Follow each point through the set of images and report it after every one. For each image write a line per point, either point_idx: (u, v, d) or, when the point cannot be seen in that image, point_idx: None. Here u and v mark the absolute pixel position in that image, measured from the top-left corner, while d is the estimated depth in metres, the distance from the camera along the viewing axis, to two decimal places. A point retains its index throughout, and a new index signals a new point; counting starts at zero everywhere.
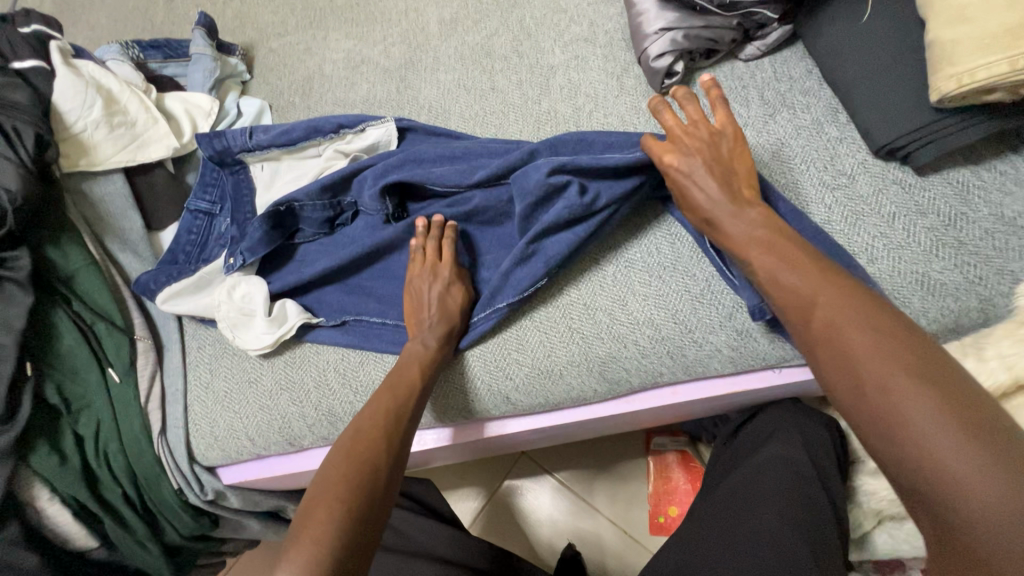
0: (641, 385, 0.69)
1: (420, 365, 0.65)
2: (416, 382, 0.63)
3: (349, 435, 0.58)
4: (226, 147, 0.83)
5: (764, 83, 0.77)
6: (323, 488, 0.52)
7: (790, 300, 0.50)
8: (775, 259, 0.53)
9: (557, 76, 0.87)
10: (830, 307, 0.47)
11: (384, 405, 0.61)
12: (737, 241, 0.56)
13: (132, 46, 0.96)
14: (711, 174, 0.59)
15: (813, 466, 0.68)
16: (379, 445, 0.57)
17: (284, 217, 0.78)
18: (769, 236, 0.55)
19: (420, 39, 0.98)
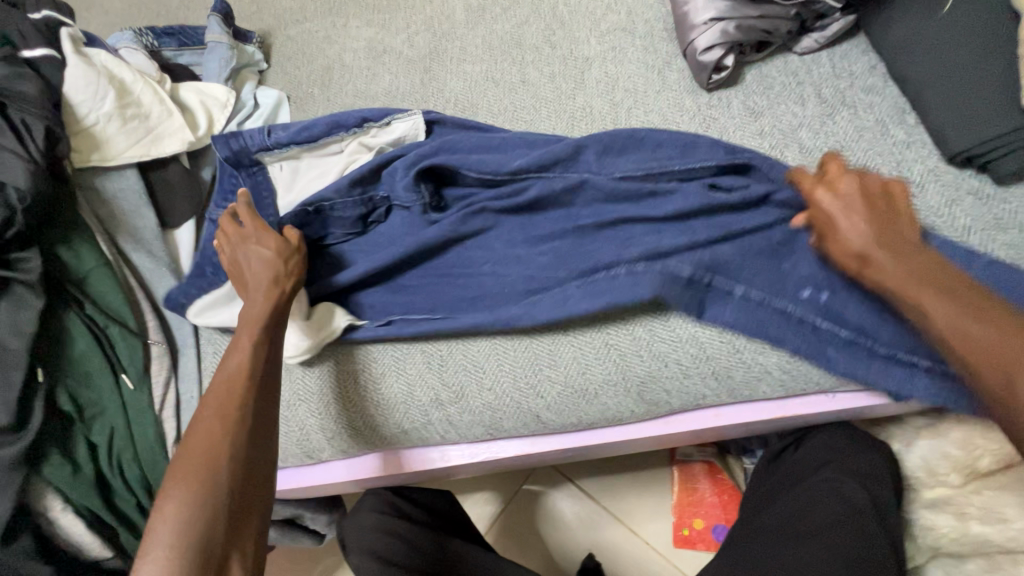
0: (682, 407, 0.65)
1: (250, 328, 0.60)
2: (261, 341, 0.60)
3: (196, 422, 0.54)
4: (244, 147, 0.78)
5: (821, 79, 0.71)
6: (172, 479, 0.50)
7: (988, 348, 0.47)
8: (950, 302, 0.50)
9: (593, 69, 0.81)
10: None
11: (224, 377, 0.57)
12: (900, 282, 0.53)
13: (145, 33, 0.92)
14: (871, 215, 0.56)
15: (869, 498, 0.63)
16: (221, 425, 0.53)
17: (312, 218, 0.73)
18: (940, 281, 0.52)
19: (445, 28, 0.93)
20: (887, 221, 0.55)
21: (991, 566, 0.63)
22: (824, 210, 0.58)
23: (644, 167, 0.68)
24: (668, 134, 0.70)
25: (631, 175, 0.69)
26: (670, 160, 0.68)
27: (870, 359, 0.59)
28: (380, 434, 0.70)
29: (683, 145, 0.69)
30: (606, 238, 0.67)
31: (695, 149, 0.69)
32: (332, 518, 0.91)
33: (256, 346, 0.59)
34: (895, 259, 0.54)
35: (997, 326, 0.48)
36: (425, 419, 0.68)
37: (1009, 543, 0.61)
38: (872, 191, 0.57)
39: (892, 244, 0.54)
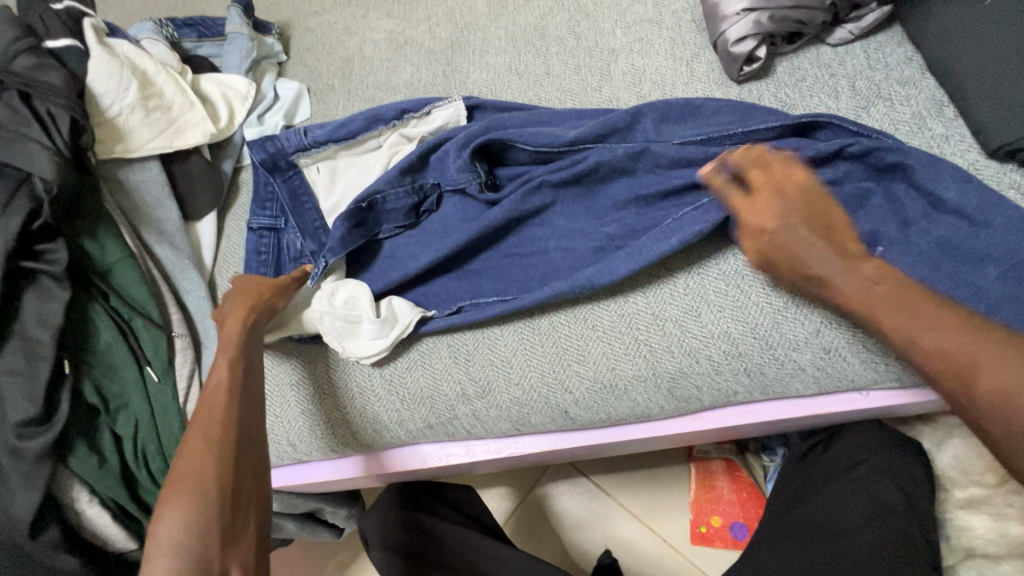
0: (712, 403, 0.64)
1: (226, 346, 0.59)
2: (236, 356, 0.59)
3: (183, 445, 0.52)
4: (279, 149, 0.78)
5: (856, 71, 0.70)
6: (167, 500, 0.49)
7: (942, 353, 0.49)
8: (904, 316, 0.51)
9: (619, 61, 0.80)
10: (987, 356, 0.48)
11: (208, 396, 0.56)
12: (858, 299, 0.53)
13: (165, 24, 0.92)
14: (812, 232, 0.54)
15: (902, 498, 0.62)
16: (211, 443, 0.52)
17: (366, 214, 0.72)
18: (891, 291, 0.52)
19: (467, 19, 0.92)
20: (835, 239, 0.54)
21: None
22: (764, 237, 0.55)
23: (703, 132, 0.67)
24: (724, 101, 0.70)
25: (689, 140, 0.68)
26: (730, 124, 0.68)
27: None
28: (405, 430, 0.69)
29: (742, 109, 0.69)
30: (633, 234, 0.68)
31: (754, 112, 0.68)
32: (351, 512, 0.91)
33: (233, 361, 0.58)
34: (850, 275, 0.53)
35: (945, 326, 0.50)
36: (451, 414, 0.68)
37: None
38: (816, 203, 0.54)
39: (848, 263, 0.54)
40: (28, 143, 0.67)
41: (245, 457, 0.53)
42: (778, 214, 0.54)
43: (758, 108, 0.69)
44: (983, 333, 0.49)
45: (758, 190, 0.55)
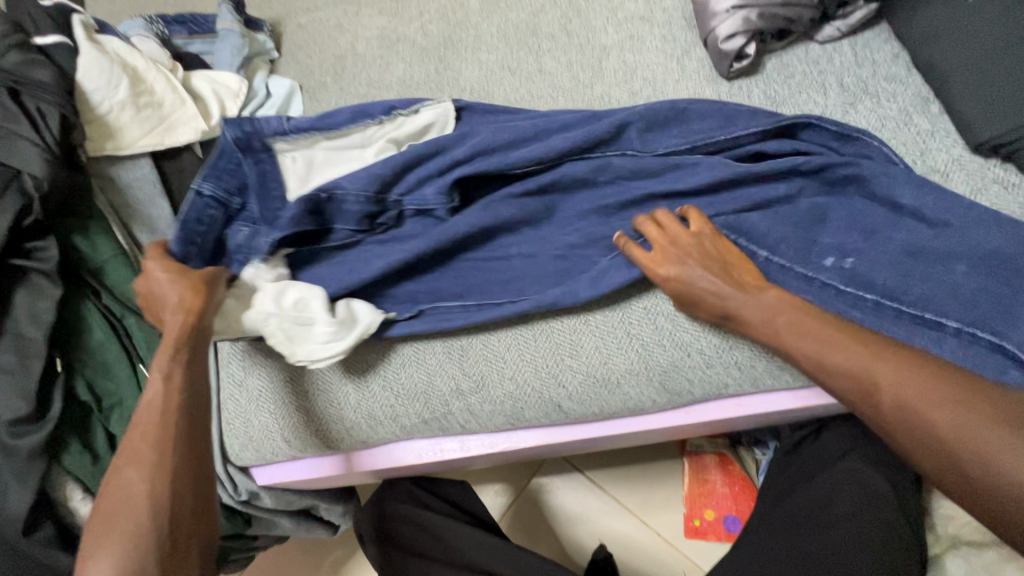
0: (704, 396, 0.65)
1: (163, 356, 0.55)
2: (167, 376, 0.54)
3: (110, 483, 0.51)
4: (256, 130, 0.69)
5: (843, 68, 0.71)
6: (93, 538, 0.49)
7: (846, 379, 0.54)
8: (811, 342, 0.55)
9: (610, 58, 0.81)
10: (886, 377, 0.52)
11: (144, 420, 0.53)
12: (766, 330, 0.57)
13: (155, 21, 0.91)
14: (709, 268, 0.59)
15: (890, 487, 0.63)
16: (137, 478, 0.50)
17: (322, 209, 0.67)
18: (794, 321, 0.56)
19: (459, 17, 0.92)
20: (727, 276, 0.59)
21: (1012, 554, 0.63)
22: (673, 281, 0.60)
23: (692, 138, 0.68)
24: (708, 106, 0.69)
25: (677, 148, 0.68)
26: (712, 129, 0.68)
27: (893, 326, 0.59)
28: (401, 425, 0.70)
29: (726, 113, 0.68)
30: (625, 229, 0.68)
31: (738, 116, 0.68)
32: (346, 509, 0.91)
33: (169, 379, 0.54)
34: (754, 311, 0.57)
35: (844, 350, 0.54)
36: (445, 409, 0.68)
37: None
38: (707, 247, 0.60)
39: (747, 293, 0.58)
40: (19, 140, 0.67)
41: (185, 491, 0.51)
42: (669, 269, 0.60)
43: (742, 112, 0.68)
44: (879, 355, 0.54)
45: (657, 248, 0.61)
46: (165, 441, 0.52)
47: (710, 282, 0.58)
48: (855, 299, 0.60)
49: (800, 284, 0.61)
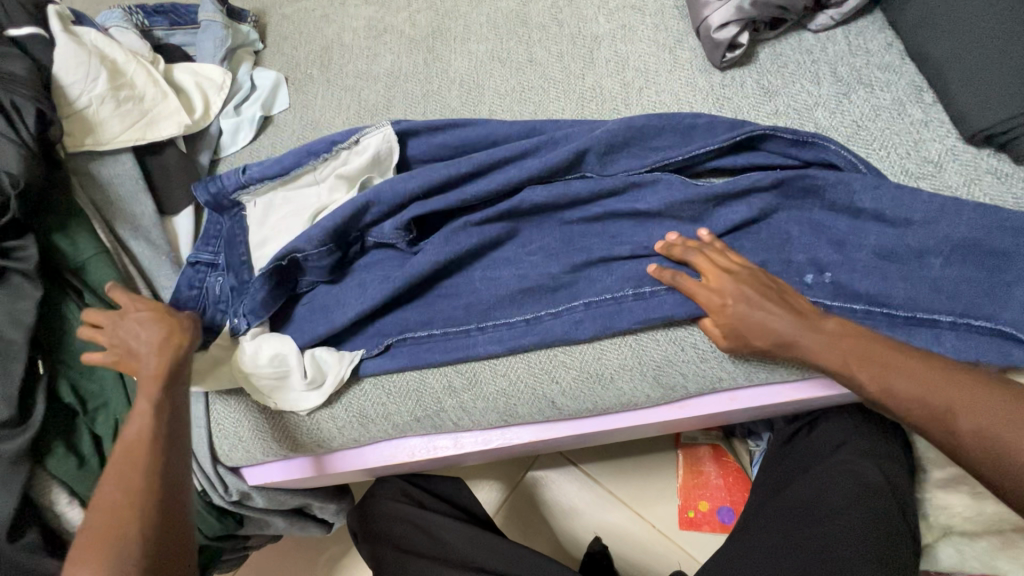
0: (698, 391, 0.64)
1: (155, 381, 0.57)
2: (159, 400, 0.57)
3: (91, 504, 0.52)
4: (221, 188, 0.76)
5: (837, 57, 0.70)
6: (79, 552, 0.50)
7: (919, 408, 0.52)
8: (878, 368, 0.53)
9: (601, 48, 0.80)
10: (963, 405, 0.51)
11: (125, 443, 0.55)
12: (830, 359, 0.55)
13: (135, 12, 0.89)
14: (767, 301, 0.57)
15: (883, 478, 0.63)
16: (122, 493, 0.52)
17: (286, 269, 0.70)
18: (857, 348, 0.54)
19: (448, 6, 0.90)
20: (785, 305, 0.57)
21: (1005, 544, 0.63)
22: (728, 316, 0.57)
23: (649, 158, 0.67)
24: (666, 119, 0.67)
25: (633, 172, 0.67)
26: (669, 148, 0.67)
27: (888, 318, 0.59)
28: (393, 423, 0.69)
29: (681, 129, 0.67)
30: (618, 222, 0.67)
31: (694, 132, 0.67)
32: (341, 507, 0.90)
33: (156, 407, 0.56)
34: (815, 337, 0.55)
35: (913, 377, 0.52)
36: (438, 407, 0.67)
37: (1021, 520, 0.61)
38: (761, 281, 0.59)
39: (806, 323, 0.56)
40: None
41: (165, 511, 0.53)
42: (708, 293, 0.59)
43: (699, 125, 0.67)
44: (949, 379, 0.52)
45: (709, 278, 0.59)
46: (150, 461, 0.53)
47: (771, 311, 0.56)
48: (843, 294, 0.60)
49: (793, 281, 0.61)
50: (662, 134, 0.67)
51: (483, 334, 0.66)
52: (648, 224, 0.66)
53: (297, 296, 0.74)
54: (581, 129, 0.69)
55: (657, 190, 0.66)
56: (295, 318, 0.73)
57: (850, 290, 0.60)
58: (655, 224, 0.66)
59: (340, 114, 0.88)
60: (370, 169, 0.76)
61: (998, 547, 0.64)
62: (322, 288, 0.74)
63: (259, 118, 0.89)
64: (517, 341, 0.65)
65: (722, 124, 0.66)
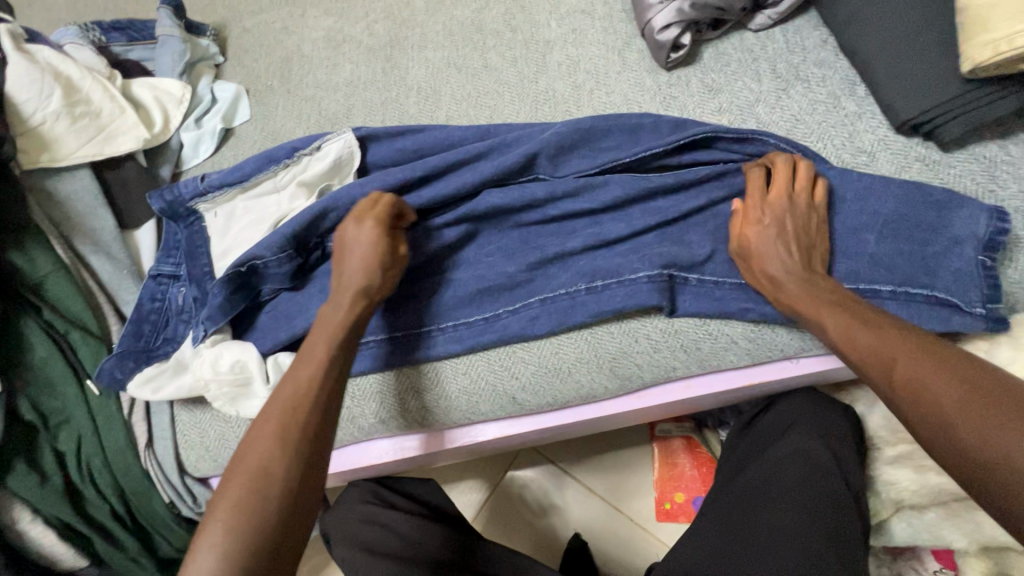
0: (653, 380, 0.66)
1: (330, 337, 0.57)
2: (321, 361, 0.55)
3: (245, 448, 0.50)
4: (177, 197, 0.76)
5: (776, 55, 0.73)
6: (216, 510, 0.47)
7: (869, 356, 0.51)
8: (848, 319, 0.54)
9: (553, 52, 0.82)
10: (909, 361, 0.49)
11: (292, 388, 0.53)
12: (804, 303, 0.57)
13: (91, 28, 0.89)
14: (795, 236, 0.60)
15: (833, 458, 0.66)
16: (274, 452, 0.49)
17: (247, 279, 0.71)
18: (837, 300, 0.56)
19: (405, 15, 0.92)
20: (804, 251, 0.60)
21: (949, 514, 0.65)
22: (758, 235, 0.61)
23: (597, 158, 0.69)
24: (613, 120, 0.69)
25: (584, 172, 0.69)
26: (618, 147, 0.69)
27: None
28: (359, 425, 0.69)
29: (630, 129, 0.69)
30: (572, 221, 0.69)
31: (640, 132, 0.69)
32: None
33: (329, 360, 0.56)
34: (801, 284, 0.58)
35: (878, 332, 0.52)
36: (402, 407, 0.68)
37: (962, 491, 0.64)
38: (808, 221, 0.61)
39: (807, 274, 0.58)
40: None
41: (307, 486, 0.49)
42: (773, 230, 0.60)
43: (645, 124, 0.69)
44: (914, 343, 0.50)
45: (773, 191, 0.62)
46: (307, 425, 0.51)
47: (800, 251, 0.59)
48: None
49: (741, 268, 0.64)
50: (609, 134, 0.69)
51: (443, 334, 0.67)
52: (599, 221, 0.68)
53: (262, 305, 0.76)
54: (532, 130, 0.71)
55: (608, 187, 0.68)
56: (259, 325, 0.74)
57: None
58: (606, 221, 0.68)
59: (300, 123, 0.89)
60: (331, 175, 0.76)
61: (945, 519, 0.66)
62: (286, 295, 0.75)
63: (220, 131, 0.90)
64: (476, 339, 0.66)
65: (666, 123, 0.69)
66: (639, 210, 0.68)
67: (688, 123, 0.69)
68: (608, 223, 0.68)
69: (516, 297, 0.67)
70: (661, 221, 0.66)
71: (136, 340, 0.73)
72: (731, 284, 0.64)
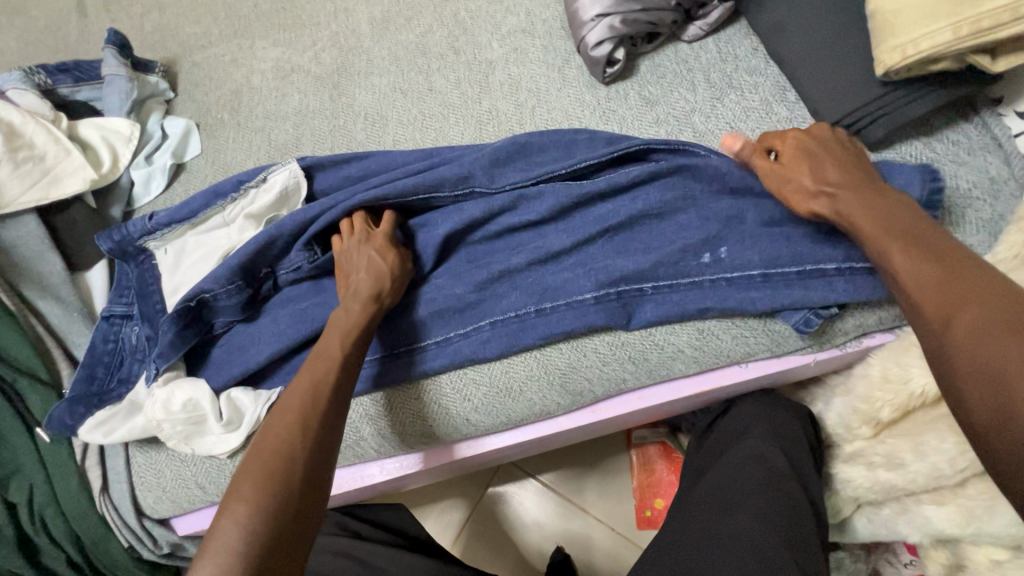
0: (605, 394, 0.67)
1: (343, 335, 0.60)
2: (336, 357, 0.58)
3: (264, 434, 0.52)
4: (126, 235, 0.75)
5: (710, 64, 0.74)
6: (238, 485, 0.48)
7: (929, 290, 0.45)
8: (900, 244, 0.49)
9: (496, 72, 0.83)
10: (979, 315, 0.41)
11: (309, 378, 0.56)
12: (870, 229, 0.52)
13: (36, 71, 0.88)
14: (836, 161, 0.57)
15: (786, 459, 0.66)
16: (294, 434, 0.52)
17: (198, 313, 0.71)
18: (905, 224, 0.50)
19: (351, 42, 0.92)
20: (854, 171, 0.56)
21: (903, 509, 0.65)
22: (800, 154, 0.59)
23: (532, 174, 0.69)
24: (548, 136, 0.71)
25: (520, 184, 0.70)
26: (556, 162, 0.70)
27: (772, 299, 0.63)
28: None
29: (565, 144, 0.71)
30: (517, 238, 0.70)
31: (575, 146, 0.71)
32: None
33: (344, 356, 0.58)
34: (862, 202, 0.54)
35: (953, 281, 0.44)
36: (358, 436, 0.68)
37: (912, 485, 0.63)
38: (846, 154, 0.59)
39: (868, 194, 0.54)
40: None
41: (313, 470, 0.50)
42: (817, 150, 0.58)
43: (579, 140, 0.71)
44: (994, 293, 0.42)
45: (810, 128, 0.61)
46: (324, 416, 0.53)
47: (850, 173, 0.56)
48: (734, 266, 0.63)
49: (690, 273, 0.64)
50: (545, 151, 0.71)
51: (395, 360, 0.67)
52: (543, 237, 0.69)
53: (215, 340, 0.75)
54: (472, 151, 0.72)
55: (544, 198, 0.68)
56: (213, 360, 0.73)
57: (745, 259, 0.62)
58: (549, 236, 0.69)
59: (251, 155, 0.89)
60: (278, 206, 0.76)
61: (899, 514, 0.65)
62: (238, 328, 0.74)
63: (171, 167, 0.89)
64: (426, 365, 0.66)
65: (602, 140, 0.71)
66: (577, 221, 0.68)
67: (626, 137, 0.70)
68: (552, 238, 0.68)
69: (464, 321, 0.67)
70: (603, 229, 0.66)
71: (88, 384, 0.72)
72: (686, 284, 0.64)
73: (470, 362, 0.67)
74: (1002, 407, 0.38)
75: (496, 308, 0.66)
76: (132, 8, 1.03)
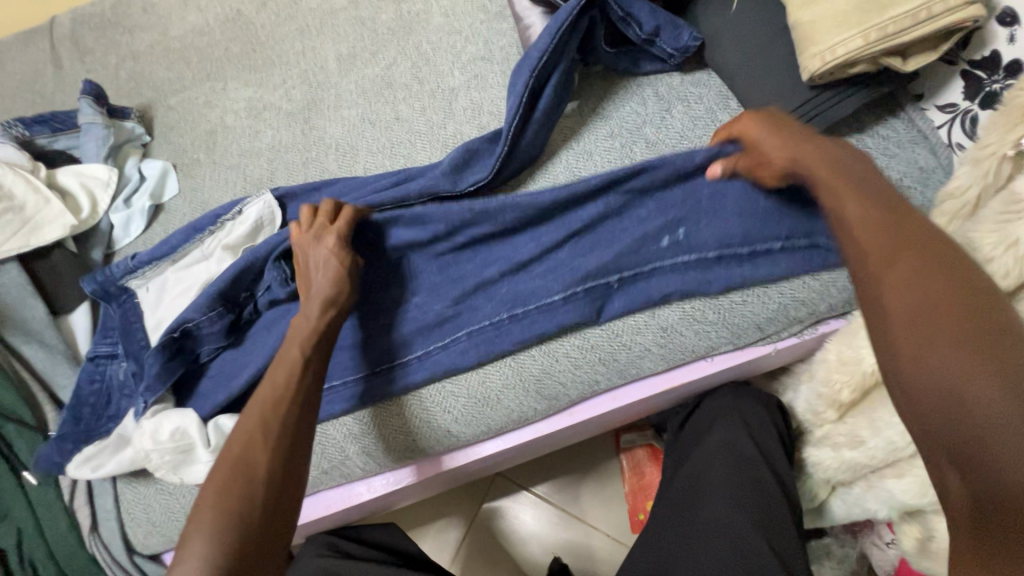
0: (581, 395, 0.69)
1: (301, 342, 0.60)
2: (297, 362, 0.58)
3: (228, 449, 0.52)
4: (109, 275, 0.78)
5: (655, 78, 0.79)
6: (204, 500, 0.49)
7: (868, 239, 0.44)
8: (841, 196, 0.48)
9: (459, 98, 0.88)
10: (913, 269, 0.40)
11: (266, 390, 0.56)
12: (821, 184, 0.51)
13: (14, 124, 0.90)
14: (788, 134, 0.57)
15: (753, 444, 0.70)
16: (258, 443, 0.52)
17: (181, 344, 0.73)
18: (846, 182, 0.49)
19: (319, 78, 0.97)
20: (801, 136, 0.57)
21: (869, 487, 0.68)
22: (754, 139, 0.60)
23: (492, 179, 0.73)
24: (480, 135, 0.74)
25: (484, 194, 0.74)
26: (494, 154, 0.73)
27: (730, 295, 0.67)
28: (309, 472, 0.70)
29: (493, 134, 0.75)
30: (487, 248, 0.73)
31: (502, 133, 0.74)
32: None
33: (304, 360, 0.59)
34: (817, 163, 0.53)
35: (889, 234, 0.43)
36: (344, 454, 0.69)
37: (875, 462, 0.64)
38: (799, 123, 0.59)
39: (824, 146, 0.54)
40: None
41: (283, 479, 0.51)
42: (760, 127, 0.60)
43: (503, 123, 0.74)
44: (933, 248, 0.41)
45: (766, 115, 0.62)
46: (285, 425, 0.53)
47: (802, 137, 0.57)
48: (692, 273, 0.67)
49: (657, 270, 0.67)
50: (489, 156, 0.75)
51: (377, 379, 0.69)
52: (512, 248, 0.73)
53: (200, 371, 0.76)
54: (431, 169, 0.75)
55: None
56: (197, 392, 0.75)
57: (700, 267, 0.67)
58: (517, 242, 0.72)
59: (228, 191, 0.92)
60: (254, 237, 0.79)
61: (866, 491, 0.68)
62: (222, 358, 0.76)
63: (149, 209, 0.92)
64: (407, 381, 0.68)
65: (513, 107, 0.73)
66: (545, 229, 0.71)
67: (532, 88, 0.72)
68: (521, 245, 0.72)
69: (440, 337, 0.69)
70: (568, 235, 0.70)
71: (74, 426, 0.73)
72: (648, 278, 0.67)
73: (451, 374, 0.69)
74: (928, 345, 0.37)
75: (470, 322, 0.69)
76: (106, 58, 1.07)
